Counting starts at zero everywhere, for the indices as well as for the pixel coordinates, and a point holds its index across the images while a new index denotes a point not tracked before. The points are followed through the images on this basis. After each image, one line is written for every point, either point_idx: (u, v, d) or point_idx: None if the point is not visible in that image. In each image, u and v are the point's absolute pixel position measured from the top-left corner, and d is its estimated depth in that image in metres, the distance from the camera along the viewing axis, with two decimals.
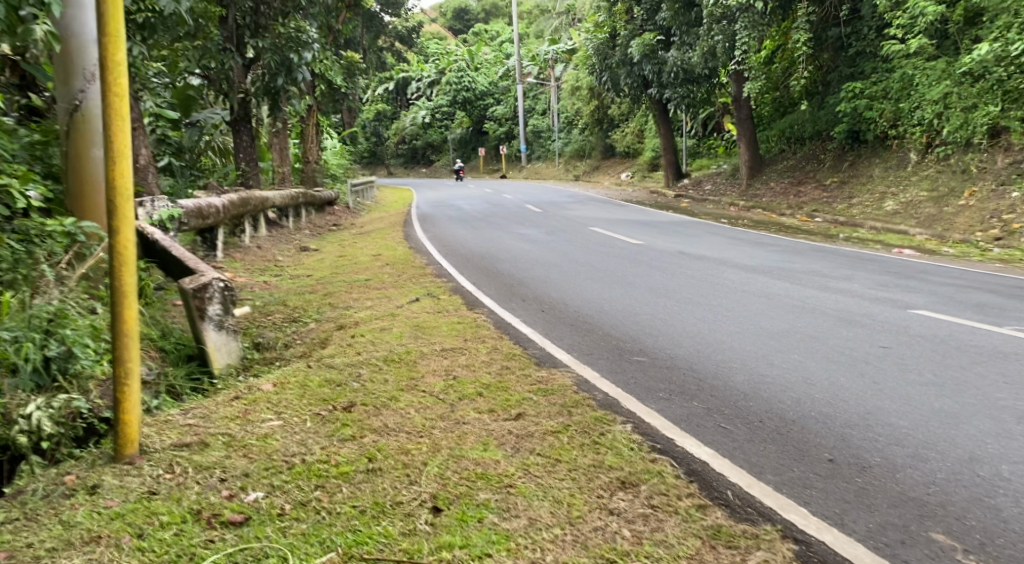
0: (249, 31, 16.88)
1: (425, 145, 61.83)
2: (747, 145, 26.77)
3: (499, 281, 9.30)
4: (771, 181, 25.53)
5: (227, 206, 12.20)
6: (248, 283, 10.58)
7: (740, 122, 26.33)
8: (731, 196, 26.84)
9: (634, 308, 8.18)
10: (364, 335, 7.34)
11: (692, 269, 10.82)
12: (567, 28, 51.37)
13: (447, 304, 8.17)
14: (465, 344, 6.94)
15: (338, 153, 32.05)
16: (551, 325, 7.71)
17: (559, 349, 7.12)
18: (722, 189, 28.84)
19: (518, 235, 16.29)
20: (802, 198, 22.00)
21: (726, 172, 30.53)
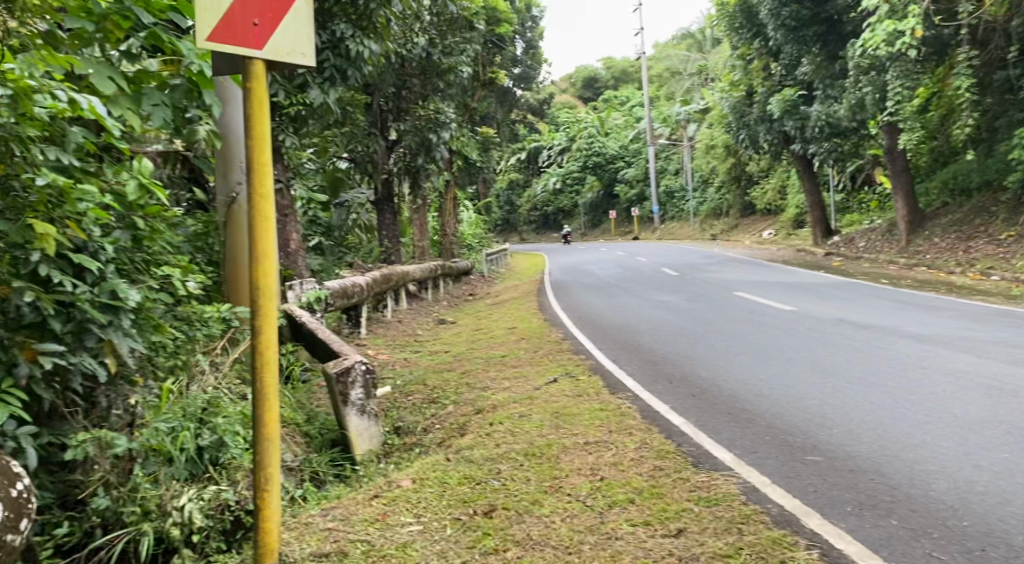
0: (393, 115, 17.62)
1: (559, 211, 62.25)
2: (907, 200, 25.52)
3: (644, 359, 8.62)
4: (936, 237, 24.29)
5: (371, 284, 12.29)
6: (392, 361, 10.50)
7: (898, 176, 25.26)
8: (889, 253, 25.64)
9: (801, 391, 7.33)
10: (503, 422, 6.88)
11: (854, 342, 9.92)
12: (699, 89, 51.10)
13: (588, 385, 7.62)
14: (616, 436, 6.45)
15: (474, 224, 32.45)
16: (709, 412, 6.93)
17: (719, 443, 6.34)
18: (878, 245, 27.52)
19: (657, 302, 15.68)
20: (975, 254, 21.59)
21: (879, 227, 29.15)
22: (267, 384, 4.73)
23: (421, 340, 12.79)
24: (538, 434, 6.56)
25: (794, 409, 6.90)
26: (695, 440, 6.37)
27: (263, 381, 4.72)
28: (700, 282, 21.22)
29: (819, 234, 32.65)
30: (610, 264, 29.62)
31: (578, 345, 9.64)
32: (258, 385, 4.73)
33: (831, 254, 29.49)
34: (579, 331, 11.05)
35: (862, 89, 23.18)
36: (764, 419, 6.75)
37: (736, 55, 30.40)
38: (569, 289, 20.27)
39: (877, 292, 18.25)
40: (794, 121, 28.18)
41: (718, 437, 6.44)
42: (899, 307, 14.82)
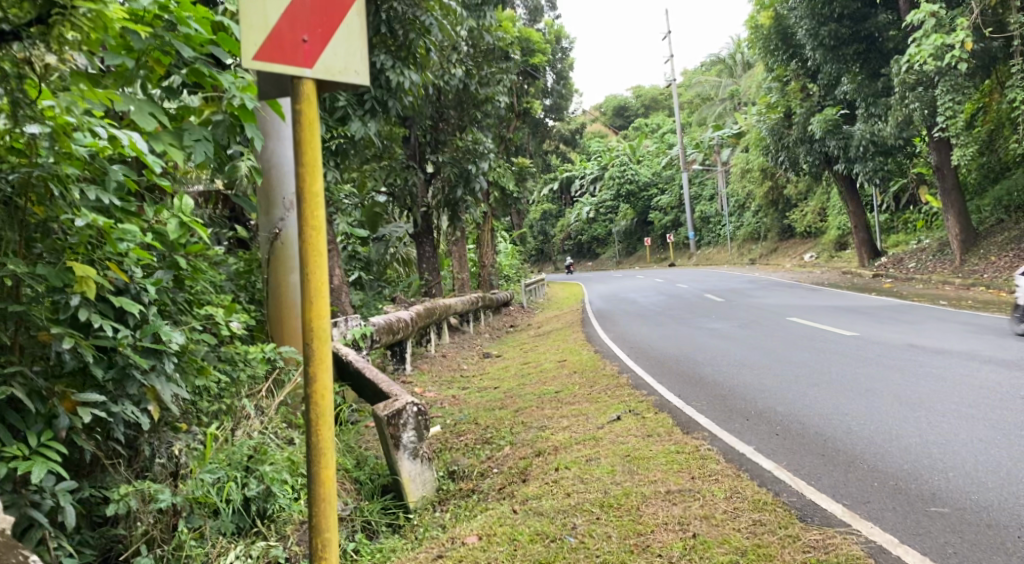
0: (429, 148, 17.29)
1: (592, 240, 61.78)
2: (958, 217, 24.77)
3: (714, 393, 8.08)
4: (992, 255, 23.54)
5: (415, 318, 11.89)
6: (441, 399, 10.06)
7: (949, 193, 24.44)
8: (943, 273, 24.89)
9: (893, 427, 6.76)
10: (569, 468, 6.39)
11: (931, 372, 9.34)
12: (731, 113, 50.56)
13: (658, 425, 7.08)
14: (700, 483, 5.92)
15: (511, 255, 32.07)
16: (800, 454, 6.37)
17: (820, 490, 5.78)
18: (930, 265, 26.73)
19: (708, 330, 15.14)
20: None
21: (930, 248, 28.30)
22: (324, 439, 4.31)
23: (467, 375, 12.34)
24: (610, 480, 6.08)
25: (891, 449, 6.34)
26: (794, 488, 5.81)
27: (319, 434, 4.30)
28: (746, 308, 20.61)
29: (866, 254, 31.80)
30: (651, 292, 29.05)
31: (638, 378, 9.12)
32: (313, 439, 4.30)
33: (879, 276, 28.68)
34: (634, 364, 10.52)
35: (909, 105, 22.59)
36: (862, 461, 6.19)
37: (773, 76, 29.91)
38: (614, 318, 19.75)
39: (936, 315, 17.52)
40: (837, 140, 27.52)
41: (818, 484, 5.88)
42: (966, 331, 14.14)
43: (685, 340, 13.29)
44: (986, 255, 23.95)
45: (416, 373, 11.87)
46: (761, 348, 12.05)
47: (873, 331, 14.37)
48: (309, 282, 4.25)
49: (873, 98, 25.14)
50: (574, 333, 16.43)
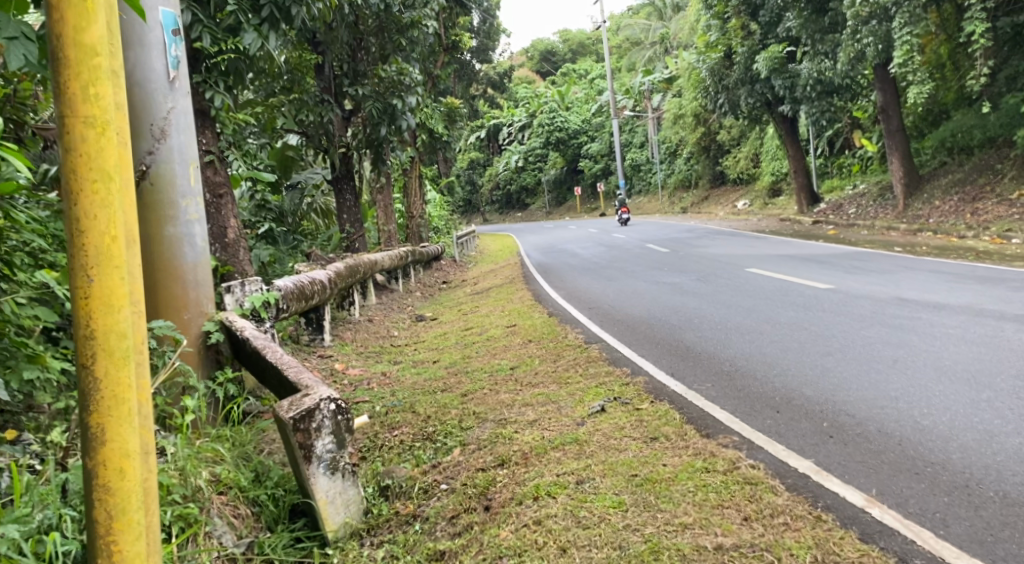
0: (348, 80, 15.23)
1: (521, 189, 59.81)
2: (901, 159, 23.58)
3: (720, 375, 6.49)
4: (935, 199, 22.41)
5: (333, 279, 9.98)
6: (368, 377, 8.22)
7: (892, 135, 23.21)
8: (884, 218, 23.71)
9: (972, 419, 5.27)
10: (554, 497, 4.70)
11: (942, 336, 7.93)
12: (661, 58, 48.89)
13: (663, 425, 5.46)
14: (764, 535, 4.19)
15: (439, 206, 30.06)
16: (877, 472, 4.78)
17: (946, 543, 4.14)
18: (870, 211, 25.58)
19: (666, 285, 13.57)
20: (983, 216, 20.01)
21: (868, 192, 27.09)
22: (124, 541, 3.41)
23: (395, 345, 10.46)
24: (622, 526, 4.36)
25: (998, 459, 4.78)
26: (915, 541, 4.14)
27: (116, 541, 3.40)
28: (693, 259, 19.05)
29: (804, 201, 30.40)
30: (589, 243, 27.41)
31: (620, 354, 7.45)
32: (105, 543, 3.39)
33: (818, 223, 27.39)
34: (604, 332, 8.83)
35: (860, 41, 21.10)
36: (966, 480, 4.62)
37: (712, 12, 27.77)
38: (557, 272, 18.03)
39: (898, 263, 16.24)
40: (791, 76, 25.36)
41: (947, 532, 4.22)
42: (945, 281, 12.87)
43: (647, 299, 11.68)
44: (930, 199, 22.78)
45: (337, 343, 9.99)
46: (735, 306, 10.53)
47: (846, 283, 12.96)
48: (85, 293, 3.33)
49: (819, 35, 23.44)
50: (517, 290, 14.66)
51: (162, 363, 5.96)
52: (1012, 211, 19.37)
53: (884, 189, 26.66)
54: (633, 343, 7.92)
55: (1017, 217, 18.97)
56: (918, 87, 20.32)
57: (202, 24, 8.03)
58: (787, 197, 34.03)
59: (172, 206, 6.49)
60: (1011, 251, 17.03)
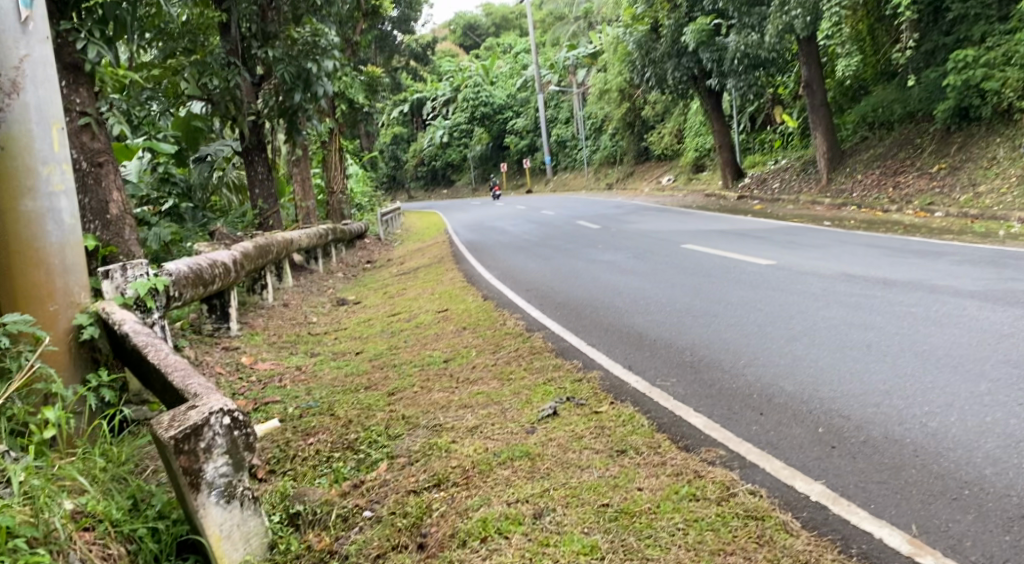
0: (257, 42, 14.07)
1: (446, 165, 58.52)
2: (823, 134, 23.08)
3: (684, 368, 5.98)
4: (858, 172, 22.03)
5: (240, 261, 9.04)
6: (281, 371, 7.39)
7: (816, 110, 22.53)
8: (808, 194, 23.27)
9: (984, 418, 4.95)
10: (512, 535, 4.21)
11: (896, 310, 7.32)
12: (585, 33, 48.07)
13: (630, 434, 5.02)
14: None
15: (362, 181, 28.93)
16: (907, 498, 4.37)
17: None
18: (792, 186, 25.20)
19: (602, 263, 12.91)
20: (907, 190, 19.69)
21: (792, 167, 26.72)
22: None
23: (312, 333, 9.55)
24: None
25: None
26: None
27: None
28: (625, 235, 18.35)
29: (729, 175, 29.82)
30: (517, 218, 26.63)
31: (567, 344, 6.82)
32: None
33: (742, 198, 26.82)
34: (540, 315, 8.16)
35: (789, 13, 20.02)
36: (1018, 508, 4.23)
37: None
38: (487, 250, 17.18)
39: (832, 238, 15.73)
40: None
41: None
42: (887, 253, 12.39)
43: (583, 278, 10.99)
44: (852, 172, 22.41)
45: (245, 332, 9.04)
46: (676, 284, 9.96)
47: (787, 258, 12.42)
48: None
49: (745, 8, 22.74)
50: (447, 269, 13.83)
51: (18, 367, 5.27)
52: (935, 185, 19.03)
53: (806, 163, 26.37)
54: (578, 330, 7.32)
55: (941, 191, 18.65)
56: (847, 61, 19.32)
57: None
58: (711, 173, 33.52)
59: (30, 173, 5.84)
60: (939, 225, 16.68)
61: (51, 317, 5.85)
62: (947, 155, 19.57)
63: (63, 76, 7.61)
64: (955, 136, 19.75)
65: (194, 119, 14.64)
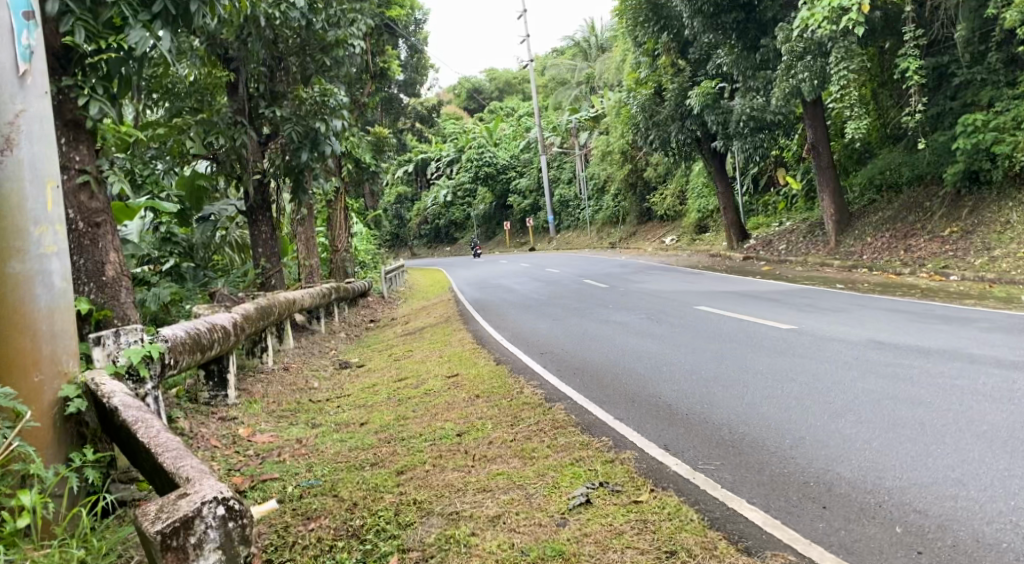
0: (264, 101, 13.94)
1: (449, 224, 58.29)
2: (831, 195, 22.57)
3: (727, 454, 5.94)
4: (868, 235, 21.56)
5: (241, 324, 8.63)
6: (281, 444, 6.93)
7: (822, 172, 22.20)
8: (817, 255, 22.76)
9: None
10: None
11: (939, 383, 6.91)
12: (588, 96, 48.19)
13: (678, 532, 4.99)
14: None
15: (366, 240, 28.59)
16: None
17: None
18: (800, 247, 24.73)
19: (615, 325, 12.53)
20: (919, 252, 19.29)
21: (799, 228, 26.36)
22: None
23: (314, 401, 9.08)
24: None
25: None
26: None
27: None
28: (634, 296, 17.92)
29: (734, 237, 28.95)
30: (522, 278, 26.24)
31: (593, 420, 6.58)
32: None
33: (748, 258, 26.39)
34: (558, 380, 7.89)
35: (795, 77, 19.27)
36: None
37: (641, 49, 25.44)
38: (493, 311, 16.75)
39: (849, 301, 15.31)
40: (715, 115, 23.34)
41: None
42: (910, 319, 11.96)
43: (597, 340, 10.61)
44: (858, 238, 21.85)
45: (244, 400, 8.58)
46: (697, 349, 9.57)
47: (807, 322, 12.02)
48: None
49: (751, 71, 21.35)
50: (454, 331, 13.43)
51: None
52: (948, 248, 18.63)
53: (812, 224, 25.87)
54: (606, 405, 6.92)
55: (954, 254, 18.26)
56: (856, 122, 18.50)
57: (78, 17, 7.09)
58: (715, 233, 33.11)
59: (20, 234, 5.58)
60: (956, 289, 16.25)
61: (35, 386, 5.51)
62: (958, 219, 19.24)
63: (64, 132, 7.30)
64: (966, 200, 19.43)
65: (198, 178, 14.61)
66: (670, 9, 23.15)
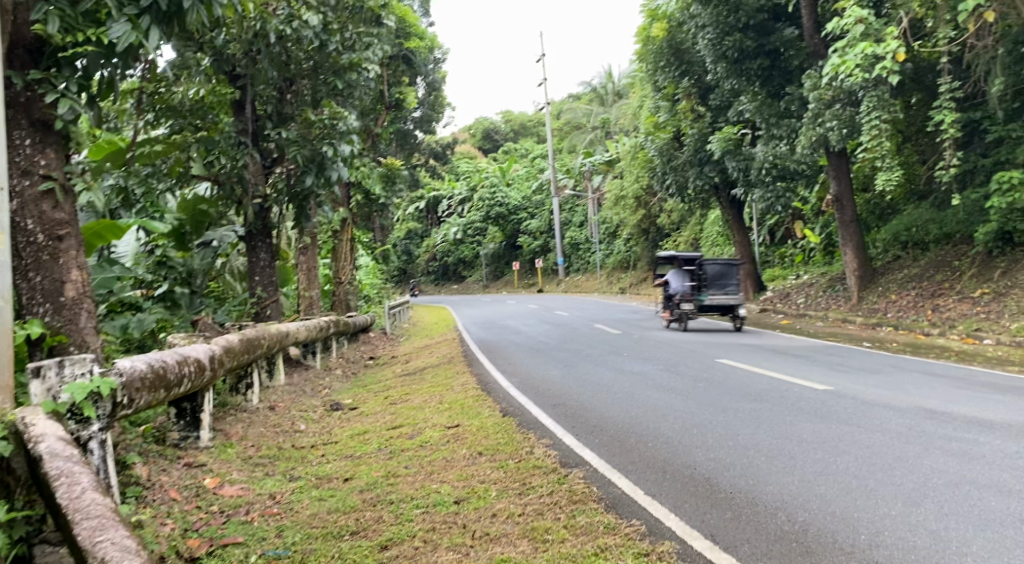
0: (271, 123, 13.11)
1: (457, 262, 57.48)
2: (854, 248, 21.46)
3: (791, 547, 5.05)
4: (892, 293, 20.35)
5: (219, 358, 7.71)
6: (247, 501, 5.98)
7: (845, 226, 21.20)
8: (836, 311, 21.54)
9: None
10: None
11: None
12: (603, 141, 47.53)
13: None
14: None
15: (373, 273, 27.76)
16: None
17: None
18: (820, 302, 23.53)
19: (630, 375, 11.64)
20: (947, 312, 18.24)
21: (818, 282, 25.31)
22: None
23: (298, 448, 8.16)
24: None
25: None
26: None
27: None
28: (650, 345, 16.93)
29: (750, 288, 27.79)
30: (530, 319, 25.25)
31: (620, 495, 5.70)
32: None
33: (764, 310, 25.32)
34: (574, 439, 6.98)
35: (824, 126, 18.11)
36: None
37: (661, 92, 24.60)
38: (502, 353, 15.75)
39: (882, 362, 14.25)
40: (736, 162, 22.33)
41: None
42: (955, 386, 10.97)
43: (613, 392, 9.70)
44: (883, 293, 20.73)
45: (218, 443, 7.66)
46: (724, 408, 8.63)
47: (843, 384, 11.09)
48: None
49: (774, 120, 20.09)
50: (457, 373, 12.48)
51: None
52: (979, 310, 17.59)
53: (833, 277, 24.85)
54: (636, 475, 6.00)
55: (986, 316, 17.20)
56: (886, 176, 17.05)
57: (52, 6, 6.31)
58: None
59: None
60: (993, 354, 15.22)
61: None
62: (990, 279, 18.21)
63: (29, 134, 6.42)
64: (998, 261, 18.42)
65: (200, 202, 13.51)
66: (693, 53, 22.53)
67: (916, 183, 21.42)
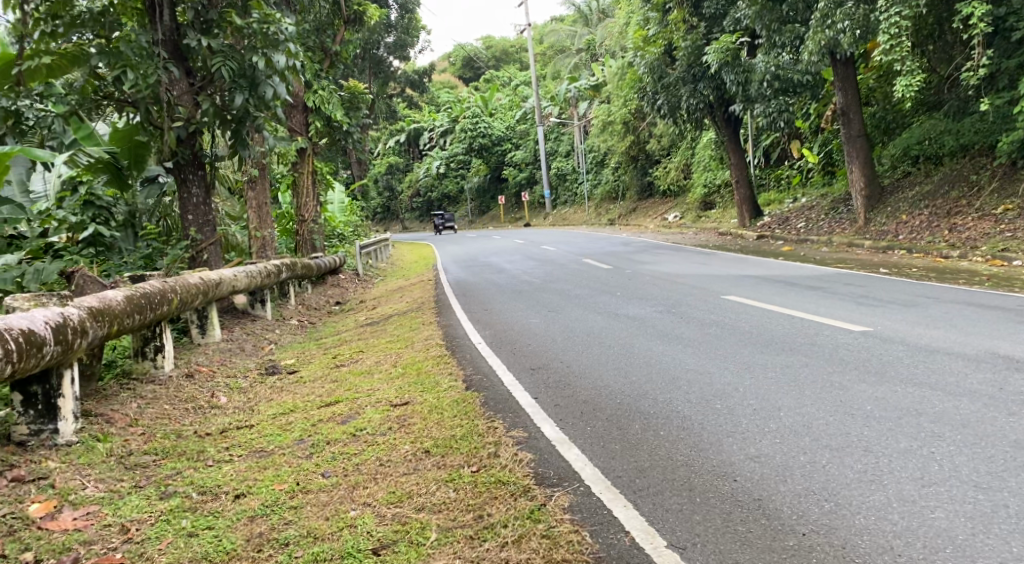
0: (194, 29, 10.66)
1: (442, 196, 55.16)
2: (862, 166, 19.25)
3: None
4: (902, 212, 18.35)
5: (93, 317, 6.04)
6: (82, 543, 4.73)
7: (853, 141, 19.08)
8: (840, 235, 19.56)
9: None
10: None
11: None
12: (588, 65, 44.87)
13: None
14: None
15: (345, 209, 25.58)
16: None
17: None
18: (822, 226, 21.55)
19: (625, 320, 9.78)
20: (966, 232, 16.31)
21: (819, 205, 23.26)
22: None
23: (200, 436, 6.19)
24: None
25: None
26: None
27: None
28: (645, 281, 14.90)
29: (745, 214, 25.74)
30: (513, 255, 23.24)
31: (628, 547, 4.52)
32: None
33: (761, 236, 23.37)
34: (558, 428, 5.67)
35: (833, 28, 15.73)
36: None
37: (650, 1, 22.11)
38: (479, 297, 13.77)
39: (910, 293, 12.27)
40: (734, 75, 20.03)
41: None
42: (1010, 321, 9.05)
43: (606, 343, 8.06)
44: (893, 213, 18.66)
45: (88, 436, 5.78)
46: (732, 354, 7.18)
47: (879, 323, 9.21)
48: None
49: (778, 27, 17.66)
50: (421, 324, 10.51)
51: None
52: (1002, 228, 15.66)
53: (836, 199, 22.81)
54: (664, 513, 4.76)
55: (1013, 235, 15.28)
56: (906, 80, 14.75)
57: None
58: (723, 209, 30.03)
59: None
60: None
61: None
62: (1014, 196, 16.17)
63: None
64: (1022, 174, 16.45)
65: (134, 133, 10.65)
66: None
67: (932, 89, 19.11)
